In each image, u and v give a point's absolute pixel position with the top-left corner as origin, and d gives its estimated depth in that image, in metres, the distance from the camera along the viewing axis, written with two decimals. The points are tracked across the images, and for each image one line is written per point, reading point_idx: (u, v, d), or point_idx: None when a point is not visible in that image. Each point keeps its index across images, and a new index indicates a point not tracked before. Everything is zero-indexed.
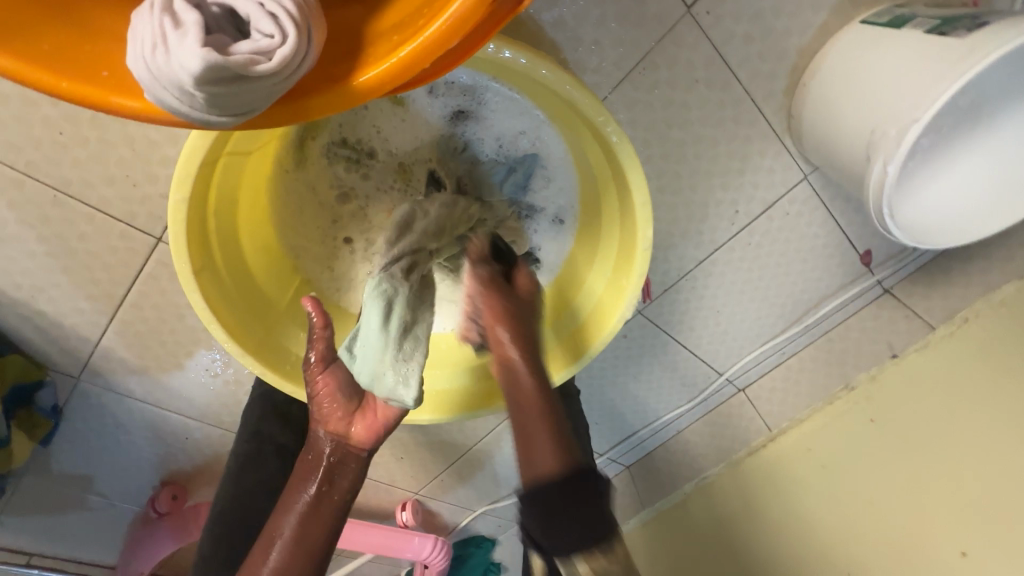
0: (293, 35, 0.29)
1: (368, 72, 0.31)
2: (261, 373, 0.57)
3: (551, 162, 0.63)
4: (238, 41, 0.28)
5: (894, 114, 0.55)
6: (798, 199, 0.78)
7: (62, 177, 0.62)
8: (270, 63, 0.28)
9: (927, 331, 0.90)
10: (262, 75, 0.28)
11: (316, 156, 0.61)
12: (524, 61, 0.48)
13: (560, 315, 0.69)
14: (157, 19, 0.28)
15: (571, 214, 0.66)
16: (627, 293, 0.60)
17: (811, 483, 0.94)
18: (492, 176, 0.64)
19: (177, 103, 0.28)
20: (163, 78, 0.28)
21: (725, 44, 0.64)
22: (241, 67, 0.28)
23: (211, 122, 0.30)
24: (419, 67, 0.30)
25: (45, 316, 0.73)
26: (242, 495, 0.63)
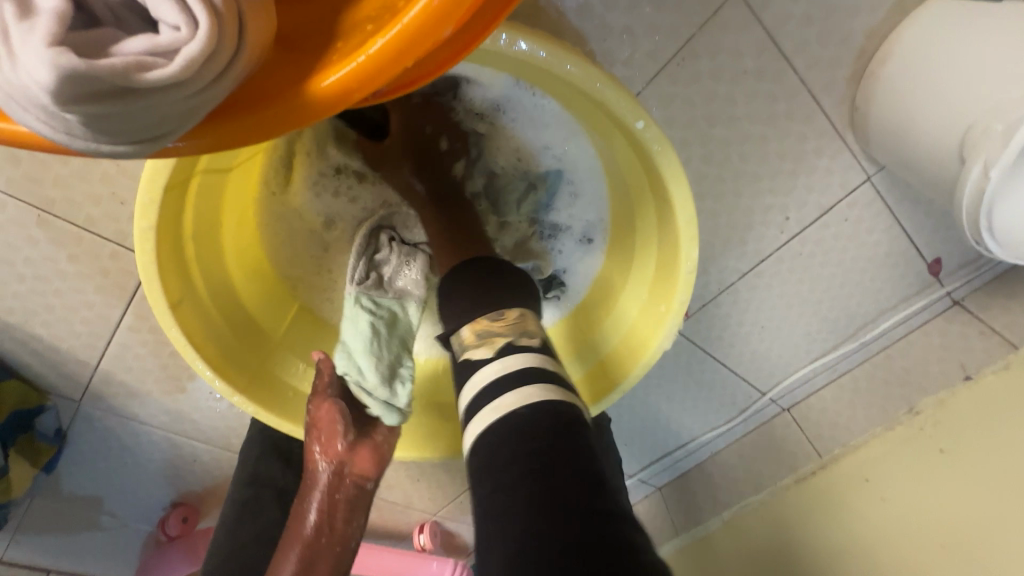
0: (205, 30, 0.22)
1: (332, 73, 0.24)
2: (255, 414, 0.51)
3: (576, 176, 0.57)
4: (125, 40, 0.22)
5: (998, 106, 0.46)
6: (858, 203, 0.68)
7: (46, 197, 0.58)
8: (169, 66, 0.22)
9: (1009, 351, 0.78)
10: (157, 83, 0.22)
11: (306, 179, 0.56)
12: (544, 54, 0.41)
13: (585, 345, 0.61)
14: (8, 13, 0.22)
15: (601, 232, 0.59)
16: (666, 320, 0.52)
17: (866, 516, 0.83)
18: (512, 190, 0.59)
19: (45, 125, 0.22)
20: (21, 95, 0.22)
21: (780, 28, 0.55)
22: (123, 74, 0.21)
23: (111, 151, 0.24)
24: (399, 65, 0.23)
25: (41, 341, 0.69)
26: (239, 545, 0.58)
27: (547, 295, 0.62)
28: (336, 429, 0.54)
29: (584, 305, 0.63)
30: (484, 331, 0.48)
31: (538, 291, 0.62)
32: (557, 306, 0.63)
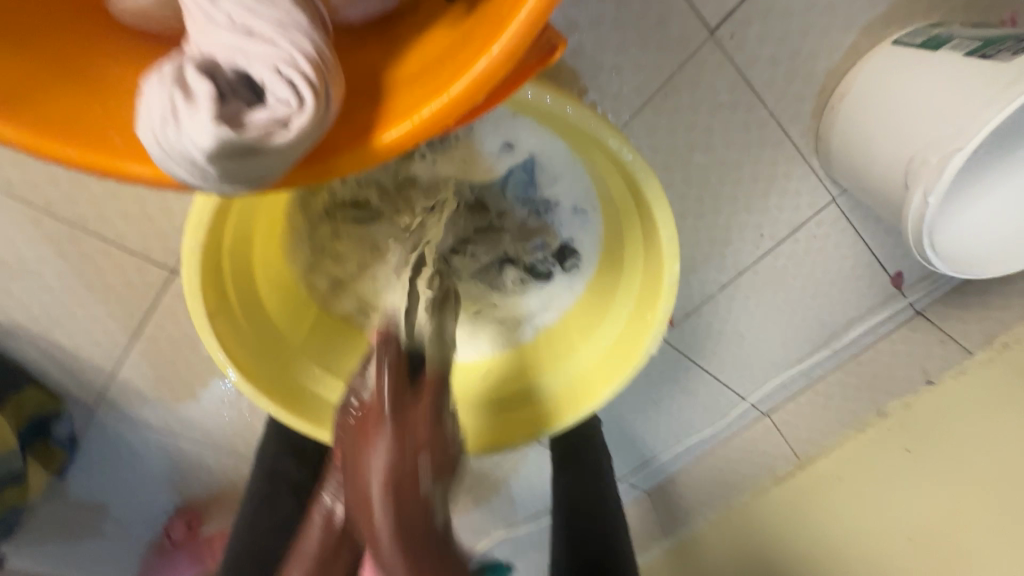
0: (311, 103, 0.28)
1: (391, 130, 0.29)
2: (275, 413, 0.56)
3: (556, 165, 0.60)
4: (254, 113, 0.27)
5: (934, 141, 0.52)
6: (825, 221, 0.75)
7: (80, 213, 0.62)
8: (287, 133, 0.27)
9: (963, 356, 0.84)
10: (278, 146, 0.27)
11: (318, 212, 0.59)
12: (548, 99, 0.47)
13: (608, 310, 0.64)
14: (171, 93, 0.27)
15: (591, 216, 0.62)
16: (659, 308, 0.57)
17: (840, 512, 0.89)
18: (494, 183, 0.61)
19: (190, 176, 0.27)
20: (175, 152, 0.27)
21: (750, 68, 0.62)
22: (256, 140, 0.27)
23: (226, 193, 0.29)
24: (445, 124, 0.28)
25: (62, 349, 0.73)
26: (255, 538, 0.61)
27: (565, 265, 0.66)
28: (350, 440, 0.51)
29: (604, 262, 0.64)
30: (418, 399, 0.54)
31: (555, 265, 0.66)
32: (577, 276, 0.66)
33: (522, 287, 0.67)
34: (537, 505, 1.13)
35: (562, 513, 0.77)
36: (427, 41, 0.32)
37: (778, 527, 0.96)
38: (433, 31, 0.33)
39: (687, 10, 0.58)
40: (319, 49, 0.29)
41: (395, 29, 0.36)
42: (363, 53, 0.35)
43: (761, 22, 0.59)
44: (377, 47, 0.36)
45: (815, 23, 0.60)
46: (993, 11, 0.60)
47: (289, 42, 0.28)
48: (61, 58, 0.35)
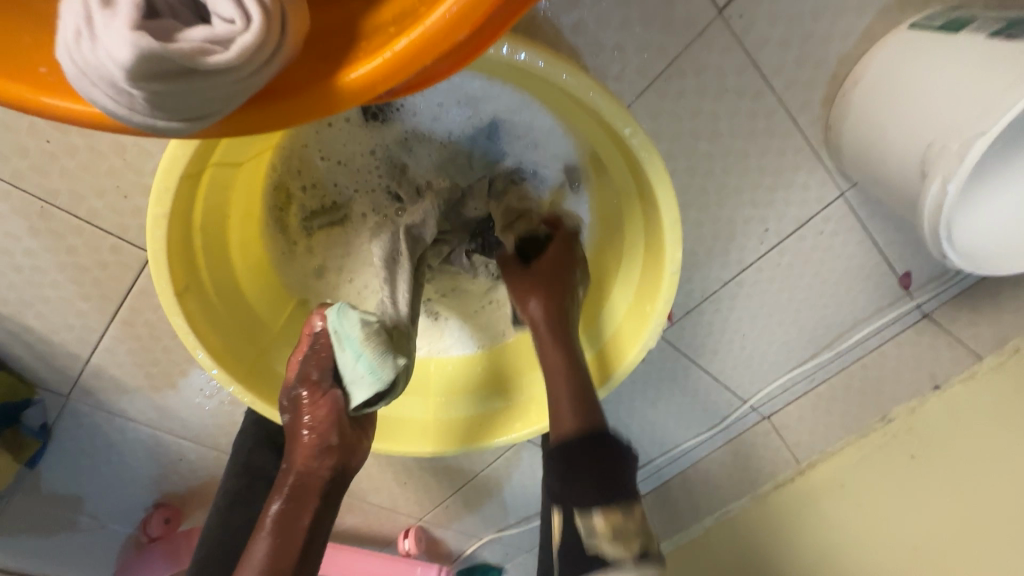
0: (259, 23, 0.25)
1: (359, 68, 0.26)
2: (250, 403, 0.52)
3: (535, 133, 0.56)
4: (189, 28, 0.24)
5: (953, 127, 0.50)
6: (833, 217, 0.72)
7: (50, 188, 0.59)
8: (227, 53, 0.24)
9: (972, 361, 0.83)
10: (217, 67, 0.24)
11: (296, 229, 0.59)
12: (541, 64, 0.44)
13: (608, 289, 0.61)
14: (86, 3, 0.24)
15: (574, 184, 0.60)
16: (661, 287, 0.53)
17: (846, 520, 0.88)
18: (462, 154, 0.59)
19: (114, 101, 0.24)
20: (94, 72, 0.24)
21: (759, 51, 0.59)
22: (189, 57, 0.24)
23: (161, 128, 0.26)
24: (419, 63, 0.26)
25: (34, 333, 0.69)
26: (234, 534, 0.59)
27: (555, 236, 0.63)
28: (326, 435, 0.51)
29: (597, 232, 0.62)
30: (615, 527, 0.49)
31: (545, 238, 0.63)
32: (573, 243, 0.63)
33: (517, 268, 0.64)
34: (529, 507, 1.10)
35: None
36: None
37: (776, 533, 0.94)
38: None
39: None
40: None
41: None
42: None
43: (773, 2, 0.56)
44: None
45: (829, 4, 0.57)
46: None
47: None
48: None
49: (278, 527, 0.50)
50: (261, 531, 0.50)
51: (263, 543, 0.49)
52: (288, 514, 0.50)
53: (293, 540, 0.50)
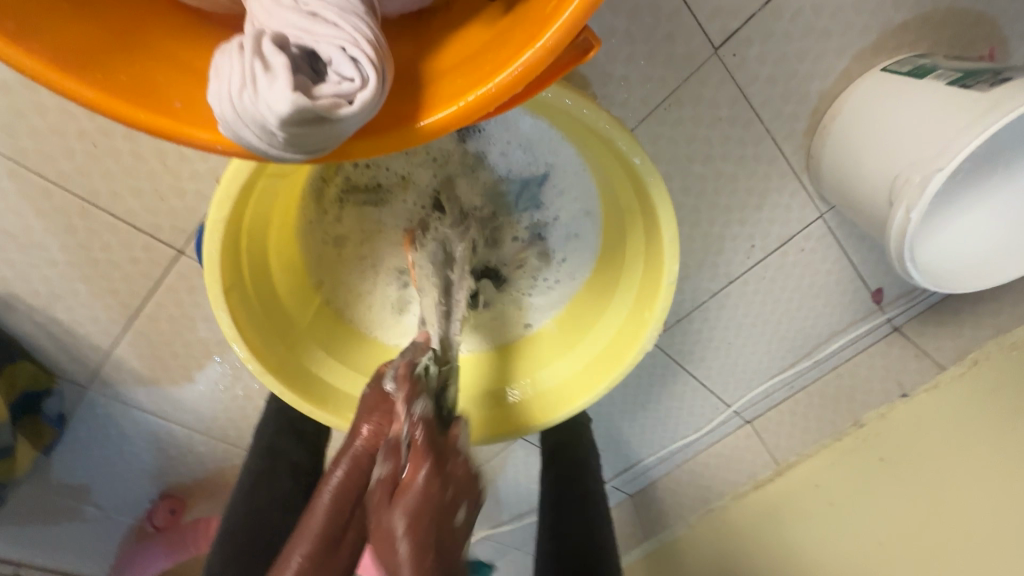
0: (375, 80, 0.30)
1: (434, 113, 0.31)
2: (278, 391, 0.57)
3: (564, 177, 0.63)
4: (322, 85, 0.29)
5: (918, 162, 0.56)
6: (813, 235, 0.79)
7: (91, 188, 0.63)
8: (351, 107, 0.29)
9: (938, 370, 0.90)
10: (343, 118, 0.29)
11: (331, 199, 0.62)
12: (567, 99, 0.49)
13: (593, 327, 0.68)
14: (247, 61, 0.28)
15: (590, 221, 0.66)
16: (658, 302, 0.59)
17: (818, 517, 0.93)
18: (509, 194, 0.65)
19: (258, 140, 0.29)
20: (246, 116, 0.29)
21: (750, 86, 0.65)
22: (327, 110, 0.29)
23: (285, 159, 0.31)
24: (488, 110, 0.30)
25: (60, 325, 0.73)
26: (257, 510, 0.61)
27: (554, 279, 0.70)
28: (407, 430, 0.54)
29: (600, 277, 0.68)
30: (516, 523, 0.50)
31: (548, 278, 0.70)
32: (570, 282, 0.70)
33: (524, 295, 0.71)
34: (522, 504, 1.15)
35: (550, 505, 0.79)
36: (464, 38, 0.35)
37: (754, 530, 0.99)
38: (471, 27, 0.35)
39: (694, 29, 0.61)
40: (375, 33, 0.31)
41: (430, 25, 0.38)
42: (398, 47, 0.37)
43: (763, 43, 0.63)
44: (407, 37, 0.38)
45: (812, 48, 0.64)
46: (973, 47, 0.65)
47: (351, 25, 0.30)
48: (114, 25, 0.36)
49: (339, 495, 0.50)
50: (322, 492, 0.50)
51: (324, 504, 0.49)
52: (353, 485, 0.50)
53: (349, 512, 0.49)
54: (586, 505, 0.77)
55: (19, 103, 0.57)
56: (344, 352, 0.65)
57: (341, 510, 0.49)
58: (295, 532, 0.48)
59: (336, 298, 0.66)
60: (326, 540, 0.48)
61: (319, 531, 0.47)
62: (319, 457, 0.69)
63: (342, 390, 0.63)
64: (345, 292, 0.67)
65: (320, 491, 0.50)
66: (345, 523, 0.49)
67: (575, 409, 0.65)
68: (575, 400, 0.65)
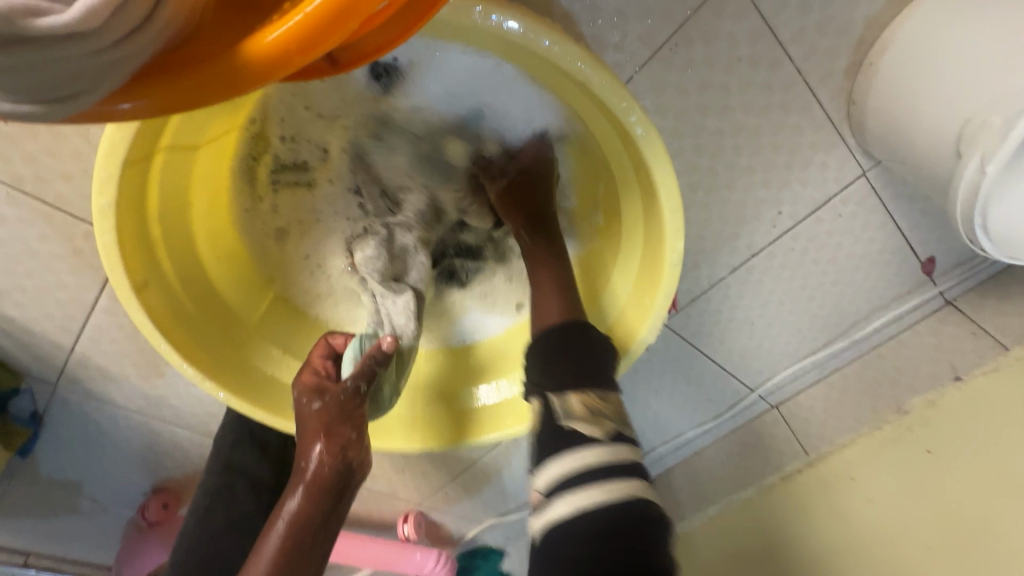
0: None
1: (272, 30, 0.25)
2: (226, 399, 0.50)
3: (544, 138, 0.54)
4: None
5: (994, 99, 0.44)
6: (853, 198, 0.67)
7: (14, 172, 0.56)
8: (61, 13, 0.21)
9: (998, 352, 0.77)
10: (49, 30, 0.22)
11: (264, 182, 0.54)
12: (520, 29, 0.39)
13: (589, 309, 0.58)
14: None
15: (579, 186, 0.56)
16: (661, 283, 0.50)
17: (850, 516, 0.84)
18: (465, 153, 0.57)
19: None
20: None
21: (777, 15, 0.53)
22: (12, 18, 0.21)
23: (15, 106, 0.24)
24: (339, 28, 0.24)
25: (13, 322, 0.67)
26: (209, 537, 0.57)
27: None
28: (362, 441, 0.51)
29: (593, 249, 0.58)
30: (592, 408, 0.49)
31: None
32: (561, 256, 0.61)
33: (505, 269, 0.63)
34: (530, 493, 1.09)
35: None
36: None
37: (781, 527, 0.91)
38: None
39: None
40: None
41: None
42: None
43: None
44: None
45: None
46: None
47: None
48: None
49: (295, 521, 0.48)
50: (275, 524, 0.48)
51: (277, 540, 0.47)
52: (308, 516, 0.48)
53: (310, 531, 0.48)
54: None
55: None
56: (304, 350, 0.58)
57: (294, 541, 0.47)
58: (246, 565, 0.47)
59: (292, 297, 0.58)
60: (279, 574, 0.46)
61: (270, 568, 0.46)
62: (284, 469, 0.63)
63: None
64: (298, 292, 0.58)
65: (274, 520, 0.48)
66: (299, 549, 0.47)
67: None
68: None
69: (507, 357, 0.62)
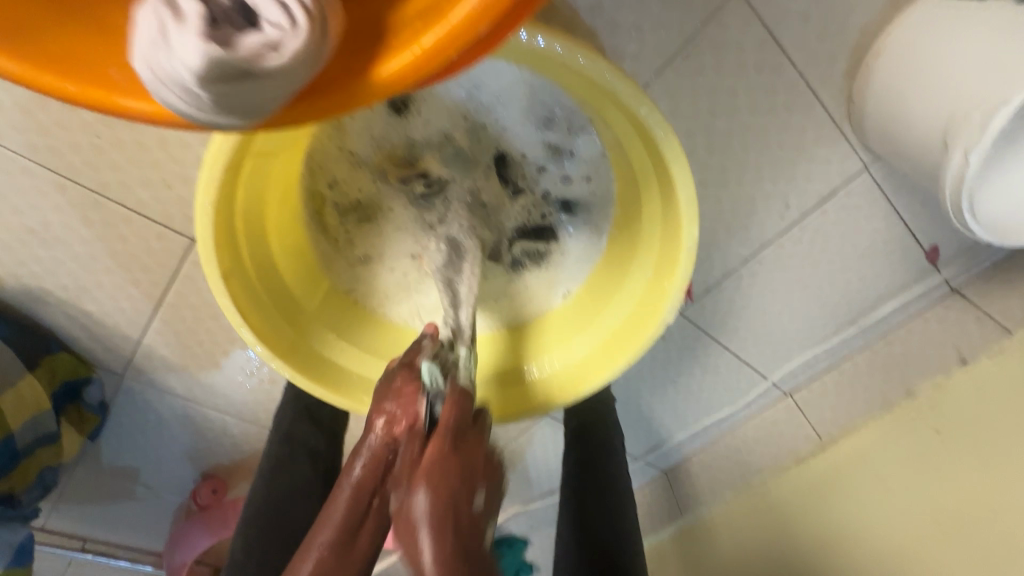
0: (305, 26, 0.28)
1: (390, 63, 0.30)
2: (290, 377, 0.57)
3: (564, 135, 0.59)
4: (245, 34, 0.27)
5: (977, 97, 0.50)
6: (856, 191, 0.72)
7: (101, 180, 0.64)
8: (280, 56, 0.27)
9: (1003, 336, 0.80)
10: (271, 69, 0.27)
11: (335, 226, 0.63)
12: (558, 48, 0.46)
13: (626, 281, 0.62)
14: (158, 12, 0.27)
15: (605, 178, 0.62)
16: (680, 263, 0.55)
17: (861, 495, 0.87)
18: (495, 155, 0.62)
19: (181, 103, 0.28)
20: (166, 77, 0.27)
21: (779, 24, 0.59)
22: (248, 62, 0.27)
23: (221, 124, 0.29)
24: (446, 55, 0.29)
25: (90, 316, 0.75)
26: (273, 500, 0.63)
27: (580, 221, 0.65)
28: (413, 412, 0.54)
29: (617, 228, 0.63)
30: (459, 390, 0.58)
31: (569, 223, 0.66)
32: (602, 233, 0.65)
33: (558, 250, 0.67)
34: (553, 482, 1.14)
35: (572, 486, 0.78)
36: None
37: (797, 510, 0.94)
38: None
39: None
40: None
41: None
42: None
43: None
44: None
45: None
46: None
47: None
48: None
49: (358, 485, 0.52)
50: (342, 486, 0.53)
51: (344, 495, 0.52)
52: (369, 480, 0.53)
53: (369, 499, 0.52)
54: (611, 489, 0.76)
55: (24, 99, 0.57)
56: (358, 336, 0.64)
57: (356, 501, 0.52)
58: (318, 521, 0.52)
59: (358, 298, 0.66)
60: (343, 528, 0.50)
61: (339, 518, 0.51)
62: (336, 442, 0.71)
63: (359, 377, 0.62)
64: (370, 298, 0.67)
65: (342, 482, 0.54)
66: (360, 507, 0.52)
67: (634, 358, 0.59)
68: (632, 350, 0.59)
69: (563, 332, 0.67)
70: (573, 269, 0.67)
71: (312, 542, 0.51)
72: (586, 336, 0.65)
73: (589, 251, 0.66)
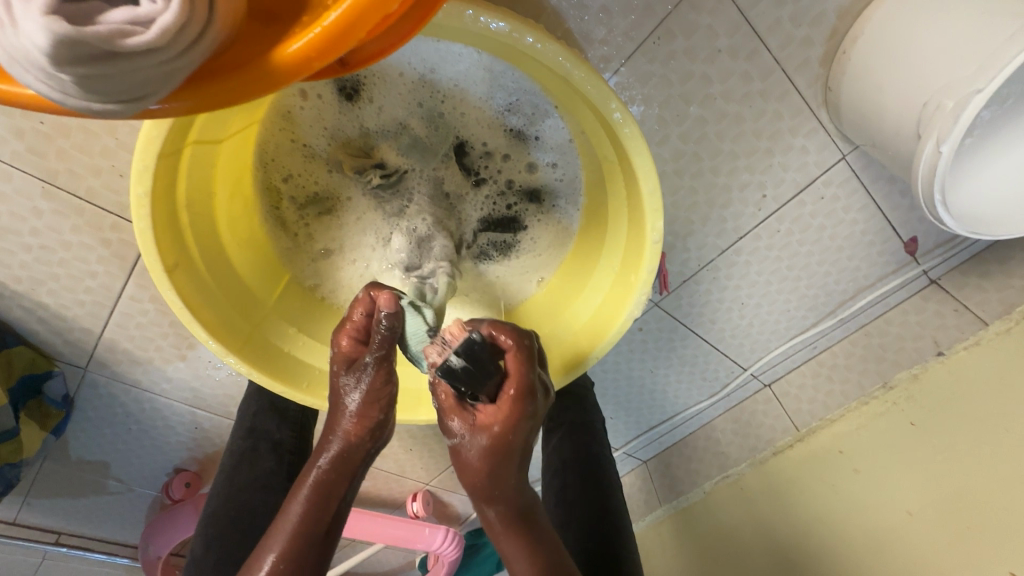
0: (178, 1, 0.25)
1: (295, 41, 0.28)
2: (246, 373, 0.54)
3: (527, 122, 0.58)
4: (109, 10, 0.25)
5: (950, 84, 0.48)
6: (834, 180, 0.70)
7: (49, 168, 0.61)
8: (147, 34, 0.25)
9: (978, 327, 0.80)
10: (137, 48, 0.25)
11: (292, 218, 0.62)
12: (500, 24, 0.43)
13: (592, 271, 0.61)
14: None
15: (571, 169, 0.60)
16: (647, 250, 0.53)
17: (834, 483, 0.86)
18: (454, 142, 0.60)
19: (39, 85, 0.25)
20: (20, 57, 0.25)
21: (752, 7, 0.57)
22: (107, 40, 0.25)
23: (92, 110, 0.27)
24: (354, 33, 0.28)
25: (47, 309, 0.72)
26: (235, 494, 0.63)
27: (546, 211, 0.63)
28: (374, 409, 0.54)
29: (584, 219, 0.62)
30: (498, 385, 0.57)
31: (535, 212, 0.64)
32: (567, 222, 0.63)
33: (527, 239, 0.65)
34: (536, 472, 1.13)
35: (553, 470, 0.77)
36: None
37: (771, 499, 0.93)
38: None
39: None
40: None
41: None
42: None
43: None
44: None
45: None
46: None
47: None
48: None
49: (316, 488, 0.52)
50: (298, 491, 0.51)
51: (302, 501, 0.51)
52: (330, 482, 0.52)
53: (328, 503, 0.51)
54: (593, 467, 0.75)
55: None
56: (321, 330, 0.62)
57: (316, 505, 0.51)
58: (272, 529, 0.50)
59: (319, 293, 0.64)
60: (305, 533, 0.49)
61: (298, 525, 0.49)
62: (302, 436, 0.70)
63: (320, 372, 0.60)
64: (333, 293, 0.65)
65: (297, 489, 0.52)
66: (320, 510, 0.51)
67: (604, 345, 0.58)
68: (602, 338, 0.58)
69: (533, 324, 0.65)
70: (541, 258, 0.65)
71: (264, 551, 0.49)
72: (558, 328, 0.63)
73: (557, 242, 0.64)
